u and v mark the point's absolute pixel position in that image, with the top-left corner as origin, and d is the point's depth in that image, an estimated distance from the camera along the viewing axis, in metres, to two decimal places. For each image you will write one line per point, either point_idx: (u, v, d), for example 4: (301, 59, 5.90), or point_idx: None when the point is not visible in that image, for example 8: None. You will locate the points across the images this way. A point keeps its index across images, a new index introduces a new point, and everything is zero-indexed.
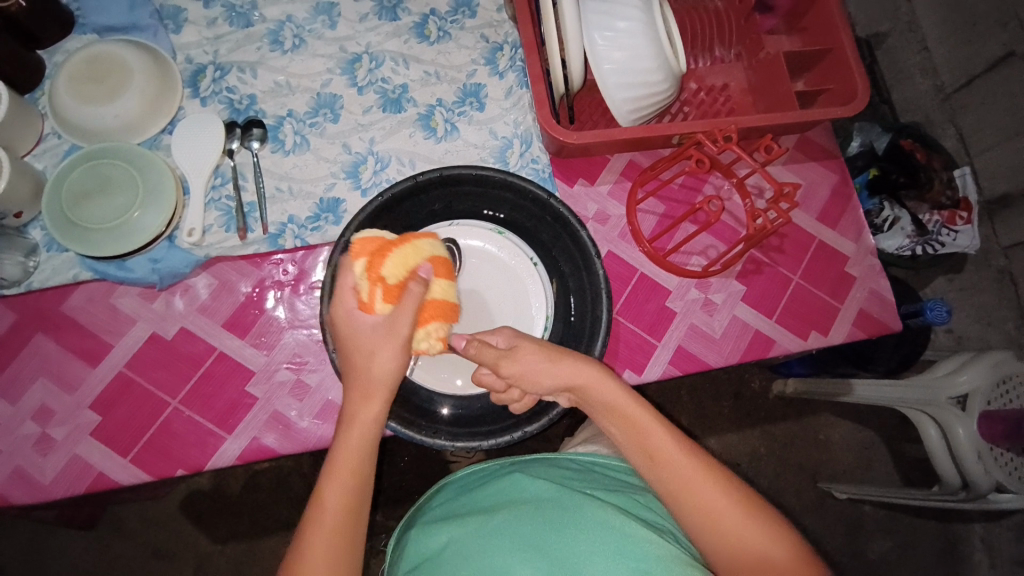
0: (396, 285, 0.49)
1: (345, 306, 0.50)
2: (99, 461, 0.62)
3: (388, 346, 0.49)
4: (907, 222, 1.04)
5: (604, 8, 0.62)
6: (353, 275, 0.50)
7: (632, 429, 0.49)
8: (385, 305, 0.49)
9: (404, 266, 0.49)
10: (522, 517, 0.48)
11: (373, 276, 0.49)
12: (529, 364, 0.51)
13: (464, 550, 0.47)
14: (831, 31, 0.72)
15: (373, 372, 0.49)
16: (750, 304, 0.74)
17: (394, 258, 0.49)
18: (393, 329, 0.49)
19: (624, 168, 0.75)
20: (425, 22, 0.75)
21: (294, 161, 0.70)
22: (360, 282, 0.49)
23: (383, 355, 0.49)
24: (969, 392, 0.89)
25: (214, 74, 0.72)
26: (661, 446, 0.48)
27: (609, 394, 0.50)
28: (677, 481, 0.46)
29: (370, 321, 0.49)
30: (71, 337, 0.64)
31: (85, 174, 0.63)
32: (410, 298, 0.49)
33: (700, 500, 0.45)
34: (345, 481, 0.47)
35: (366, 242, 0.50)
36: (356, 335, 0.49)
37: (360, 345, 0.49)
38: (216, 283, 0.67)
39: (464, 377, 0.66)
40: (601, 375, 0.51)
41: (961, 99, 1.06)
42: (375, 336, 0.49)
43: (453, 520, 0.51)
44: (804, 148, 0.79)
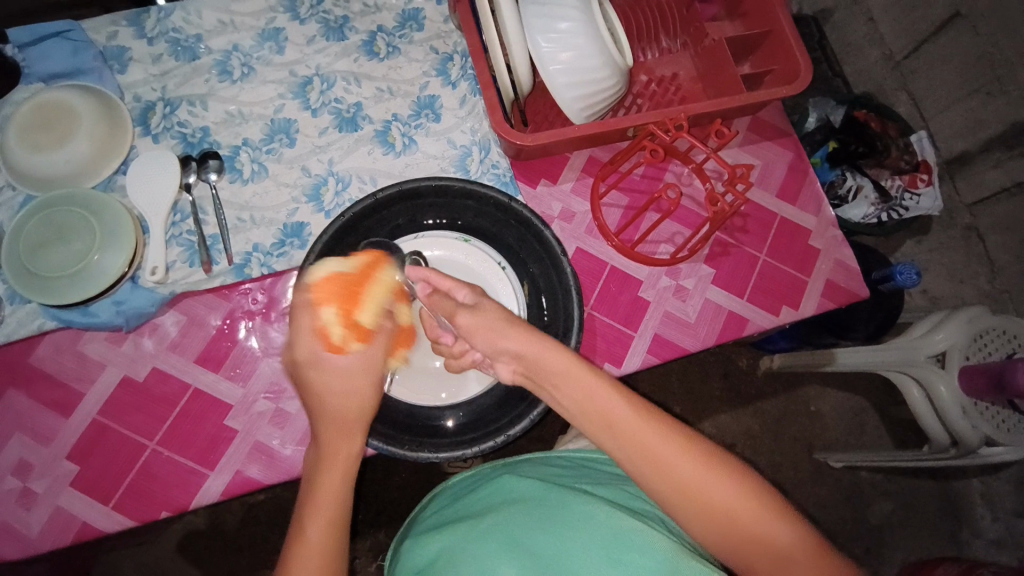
0: (370, 328, 0.52)
1: (310, 348, 0.51)
2: (81, 512, 0.60)
3: (365, 379, 0.51)
4: (870, 190, 1.07)
5: (544, 10, 0.62)
6: (323, 319, 0.51)
7: (599, 414, 0.47)
8: (357, 344, 0.51)
9: (374, 307, 0.53)
10: (510, 518, 0.48)
11: (349, 321, 0.51)
12: (483, 330, 0.50)
13: (453, 554, 0.48)
14: (770, 12, 0.74)
15: (348, 407, 0.50)
16: (720, 286, 0.75)
17: (369, 305, 0.53)
18: (368, 367, 0.52)
19: (585, 165, 0.76)
20: (373, 39, 0.76)
21: (254, 189, 0.70)
22: (331, 327, 0.51)
23: (360, 388, 0.51)
24: (947, 349, 0.91)
25: (163, 109, 0.71)
26: (628, 425, 0.46)
27: (565, 367, 0.49)
28: (652, 460, 0.45)
29: (343, 361, 0.51)
30: (42, 388, 0.63)
31: (41, 223, 0.62)
32: (382, 336, 0.53)
33: (676, 475, 0.45)
34: (327, 504, 0.46)
35: (331, 284, 0.52)
36: (325, 374, 0.50)
37: (333, 378, 0.50)
38: (185, 319, 0.66)
39: (449, 390, 0.64)
40: (554, 346, 0.49)
41: (910, 65, 1.09)
42: (351, 374, 0.51)
43: (443, 528, 0.52)
44: (756, 129, 0.81)
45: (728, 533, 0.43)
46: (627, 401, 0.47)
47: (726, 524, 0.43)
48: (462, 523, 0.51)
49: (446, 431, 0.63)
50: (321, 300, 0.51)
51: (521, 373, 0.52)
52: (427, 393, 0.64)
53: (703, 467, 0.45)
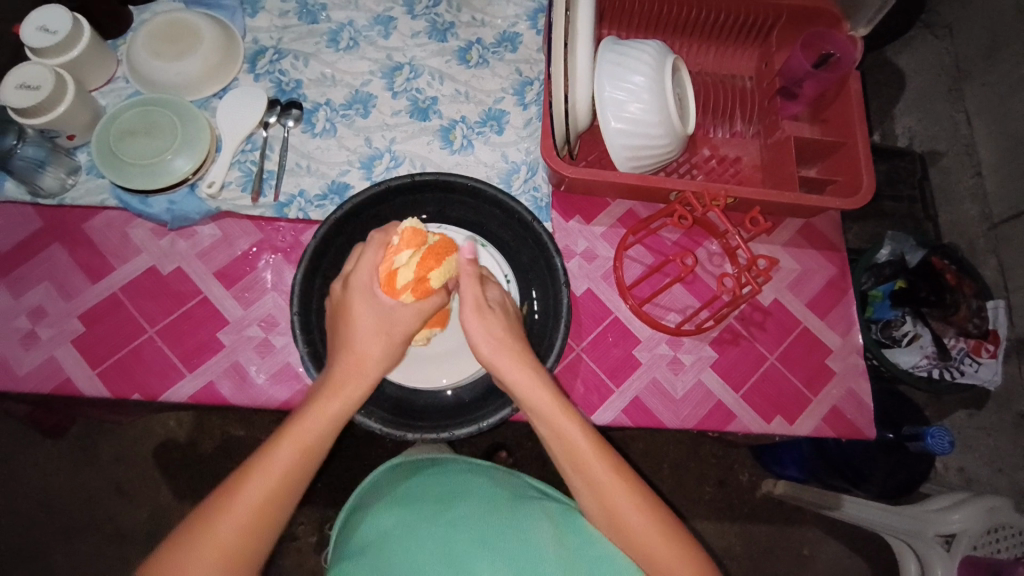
0: (431, 288, 0.56)
1: (369, 279, 0.54)
2: (69, 367, 0.66)
3: (382, 341, 0.53)
4: (927, 341, 1.00)
5: (620, 60, 0.66)
6: (395, 258, 0.56)
7: (569, 450, 0.51)
8: (410, 297, 0.55)
9: (444, 274, 0.57)
10: (481, 514, 0.55)
11: (419, 273, 0.55)
12: (476, 330, 0.54)
13: (415, 536, 0.53)
14: (850, 125, 0.73)
15: (366, 357, 0.52)
16: (718, 373, 0.73)
17: (440, 268, 0.57)
18: (405, 319, 0.54)
19: (623, 215, 0.77)
20: (468, 49, 0.82)
21: (319, 143, 0.77)
22: (402, 269, 0.55)
23: (371, 347, 0.53)
24: (957, 532, 0.87)
25: (272, 57, 0.80)
26: (598, 476, 0.50)
27: (538, 405, 0.52)
28: (617, 522, 0.50)
29: (391, 302, 0.54)
30: (83, 252, 0.71)
31: (135, 115, 0.70)
32: (431, 304, 0.55)
33: (630, 534, 0.49)
34: (296, 451, 0.48)
35: (416, 235, 0.58)
36: (366, 313, 0.53)
37: (376, 337, 0.53)
38: (220, 235, 0.73)
39: (450, 377, 0.65)
40: (542, 389, 0.52)
41: (1006, 231, 1.05)
42: (380, 320, 0.53)
43: (407, 506, 0.57)
44: (806, 234, 0.79)
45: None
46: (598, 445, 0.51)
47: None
48: (432, 504, 0.57)
49: (395, 407, 0.63)
50: (403, 242, 0.57)
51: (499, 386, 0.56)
52: (395, 369, 0.64)
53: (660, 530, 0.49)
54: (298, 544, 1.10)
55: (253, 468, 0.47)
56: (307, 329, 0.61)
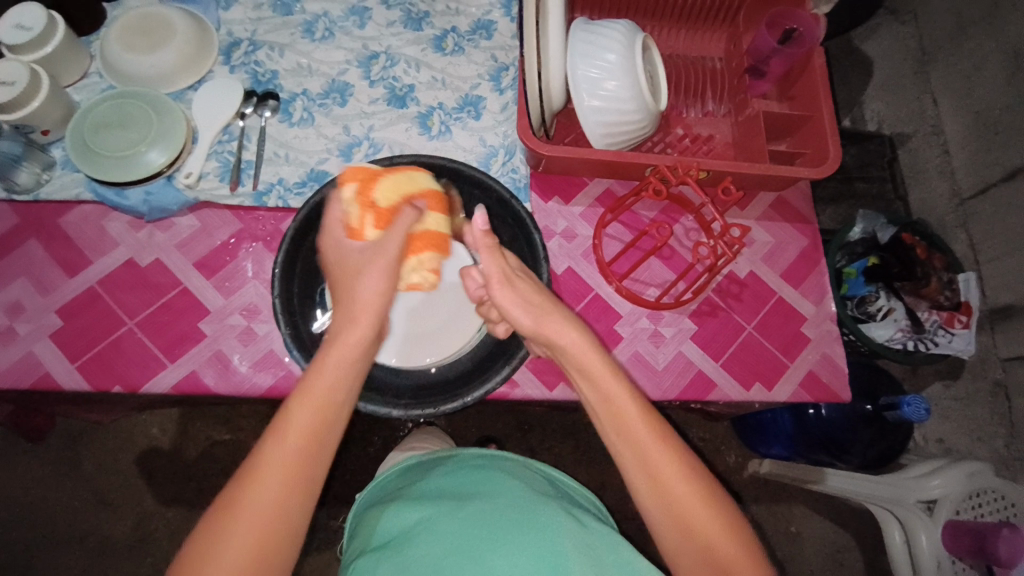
0: (385, 208, 0.56)
1: (334, 236, 0.54)
2: (49, 362, 0.66)
3: (372, 266, 0.50)
4: (901, 315, 1.04)
5: (591, 39, 0.68)
6: (345, 207, 0.56)
7: (604, 399, 0.51)
8: (374, 230, 0.54)
9: (393, 193, 0.58)
10: (493, 509, 0.52)
11: (364, 200, 0.56)
12: (512, 308, 0.54)
13: (435, 529, 0.51)
14: (816, 99, 0.75)
15: (367, 297, 0.49)
16: (698, 344, 0.74)
17: (386, 184, 0.58)
18: (373, 252, 0.51)
19: (600, 195, 0.79)
20: (444, 37, 0.83)
21: (297, 132, 0.77)
22: (351, 210, 0.55)
23: (367, 276, 0.49)
24: (938, 497, 0.92)
25: (247, 48, 0.80)
26: (628, 419, 0.50)
27: (577, 351, 0.53)
28: (646, 467, 0.49)
29: (358, 245, 0.53)
30: (59, 247, 0.70)
31: (110, 108, 0.70)
32: (401, 220, 0.52)
33: (661, 485, 0.49)
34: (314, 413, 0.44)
35: (359, 172, 0.59)
36: (338, 255, 0.53)
37: (360, 283, 0.49)
38: (198, 225, 0.72)
39: (433, 356, 0.65)
40: (582, 339, 0.53)
41: (974, 206, 1.09)
42: (362, 257, 0.51)
43: (425, 503, 0.55)
44: (779, 208, 0.81)
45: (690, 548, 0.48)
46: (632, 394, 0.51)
47: (686, 534, 0.48)
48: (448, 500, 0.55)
49: (382, 387, 0.63)
50: (345, 180, 0.58)
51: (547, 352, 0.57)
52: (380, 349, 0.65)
53: (687, 482, 0.49)
54: None
55: (267, 439, 0.43)
56: (289, 311, 0.62)
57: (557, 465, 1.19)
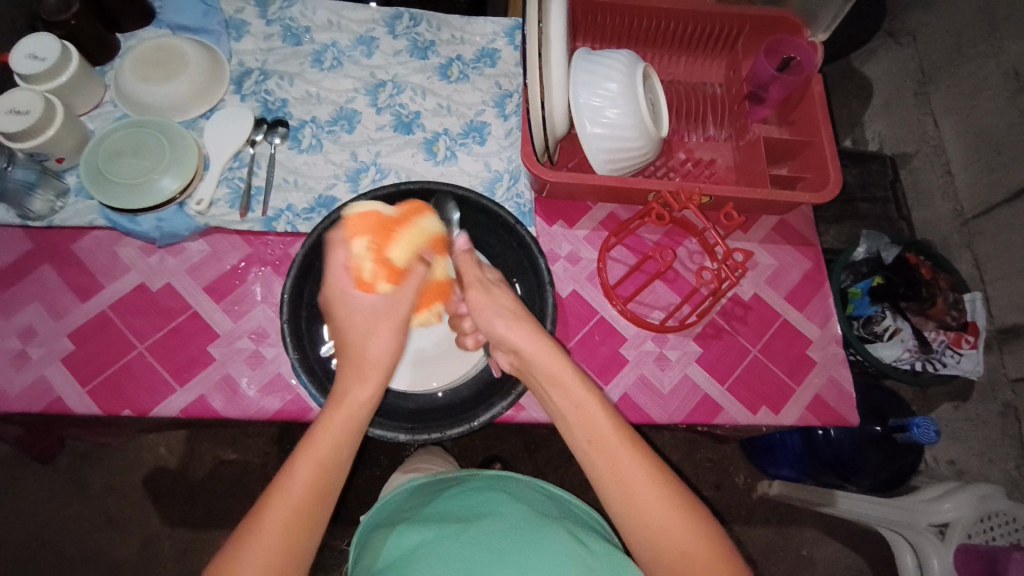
0: (401, 267, 0.59)
1: (342, 283, 0.57)
2: (59, 386, 0.66)
3: (384, 325, 0.56)
4: (908, 335, 1.04)
5: (593, 69, 0.69)
6: (354, 253, 0.58)
7: (580, 413, 0.53)
8: (386, 286, 0.57)
9: (404, 245, 0.60)
10: (495, 531, 0.52)
11: (379, 259, 0.58)
12: (488, 318, 0.58)
13: (431, 552, 0.51)
14: (815, 125, 0.77)
15: (370, 353, 0.54)
16: (704, 367, 0.74)
17: (401, 244, 0.60)
18: (387, 309, 0.57)
19: (604, 219, 0.80)
20: (449, 65, 0.85)
21: (305, 159, 0.78)
22: (364, 262, 0.58)
23: (379, 337, 0.55)
24: (950, 521, 0.91)
25: (257, 77, 0.82)
26: (607, 440, 0.51)
27: (545, 362, 0.55)
28: (625, 492, 0.48)
29: (371, 299, 0.56)
30: (72, 271, 0.71)
31: (124, 137, 0.71)
32: (408, 283, 0.58)
33: (643, 511, 0.48)
34: (321, 458, 0.47)
35: (366, 219, 0.60)
36: (353, 309, 0.56)
37: (372, 338, 0.55)
38: (208, 250, 0.74)
39: (440, 380, 0.67)
40: (551, 349, 0.55)
41: (978, 226, 1.09)
42: (375, 313, 0.56)
43: (424, 527, 0.55)
44: (781, 231, 0.82)
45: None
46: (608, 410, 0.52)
47: (670, 554, 0.47)
48: (447, 523, 0.54)
49: (389, 413, 0.63)
50: (353, 232, 0.59)
51: (513, 365, 0.59)
52: None
53: (666, 498, 0.48)
54: None
55: (275, 490, 0.45)
56: (297, 336, 0.62)
57: (564, 486, 1.18)
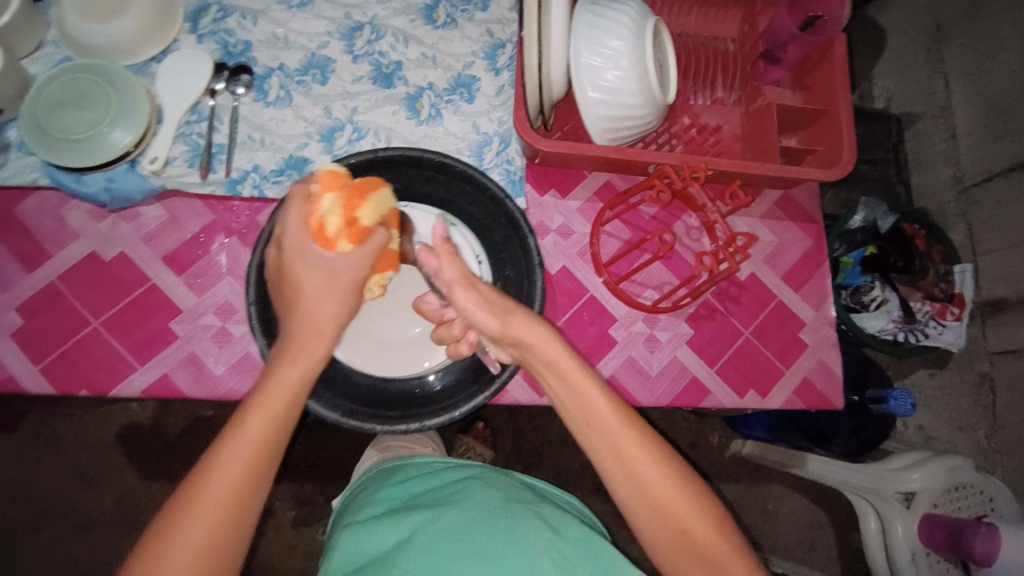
0: (366, 228, 0.50)
1: (299, 237, 0.48)
2: (10, 363, 0.62)
3: (334, 290, 0.48)
4: (894, 306, 1.03)
5: (596, 23, 0.61)
6: (319, 206, 0.48)
7: (574, 397, 0.50)
8: (348, 244, 0.49)
9: (375, 210, 0.51)
10: (462, 516, 0.50)
11: (346, 214, 0.49)
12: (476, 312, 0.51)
13: (414, 547, 0.49)
14: (833, 92, 0.71)
15: (324, 318, 0.48)
16: (693, 349, 0.72)
17: (370, 202, 0.50)
18: (349, 269, 0.49)
19: (600, 188, 0.74)
20: (435, 7, 0.76)
21: (273, 114, 0.71)
22: (327, 217, 0.48)
23: (327, 299, 0.48)
24: (918, 491, 0.92)
25: (216, 14, 0.72)
26: (605, 420, 0.49)
27: (545, 349, 0.50)
28: (614, 450, 0.48)
29: (331, 257, 0.48)
30: (14, 237, 0.65)
31: (64, 85, 0.63)
32: (374, 242, 0.50)
33: (633, 470, 0.48)
34: (265, 423, 0.44)
35: (336, 177, 0.50)
36: (308, 269, 0.48)
37: (322, 295, 0.48)
38: (166, 216, 0.67)
39: (430, 360, 0.63)
40: (548, 337, 0.49)
41: (977, 194, 1.05)
42: (331, 271, 0.48)
43: (403, 517, 0.53)
44: (784, 207, 0.77)
45: (677, 542, 0.47)
46: (604, 392, 0.49)
47: (671, 529, 0.47)
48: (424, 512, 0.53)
49: (367, 400, 0.61)
50: (322, 187, 0.49)
51: (515, 355, 0.54)
52: (363, 359, 0.62)
53: (667, 476, 0.48)
54: (277, 520, 1.10)
55: (216, 450, 0.42)
56: (264, 320, 0.57)
57: (544, 445, 1.19)
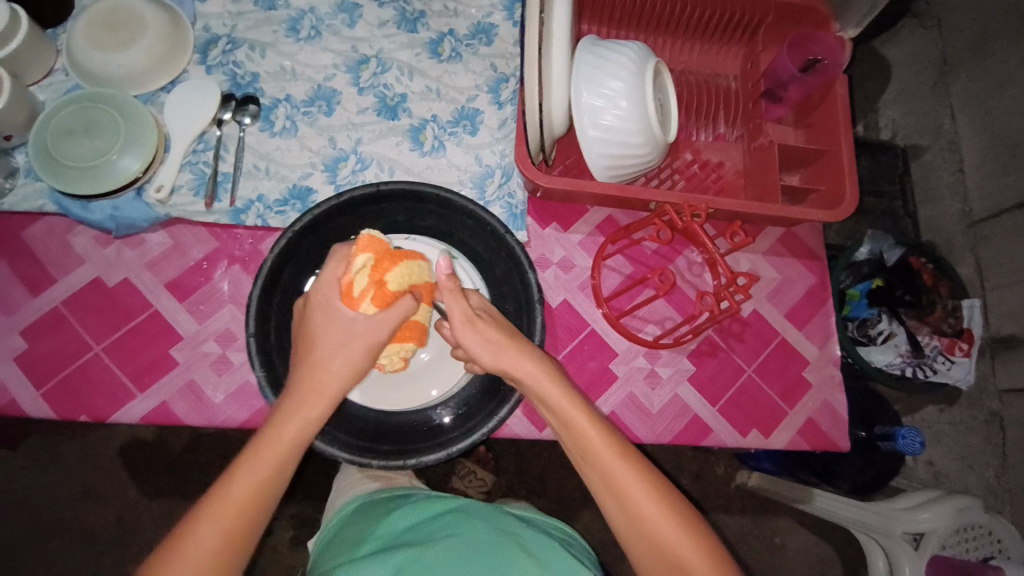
0: (392, 293, 0.51)
1: (327, 295, 0.50)
2: (9, 388, 0.62)
3: (355, 348, 0.49)
4: (902, 340, 1.00)
5: (598, 64, 0.62)
6: (353, 267, 0.51)
7: (571, 432, 0.50)
8: (371, 306, 0.50)
9: (404, 279, 0.53)
10: (449, 546, 0.50)
11: (375, 277, 0.51)
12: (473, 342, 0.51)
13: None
14: (835, 131, 0.71)
15: (328, 378, 0.49)
16: (695, 386, 0.71)
17: (399, 270, 0.52)
18: (370, 331, 0.49)
19: (601, 223, 0.74)
20: (440, 41, 0.77)
21: (279, 143, 0.72)
22: (357, 278, 0.51)
23: (338, 363, 0.49)
24: (926, 531, 0.89)
25: (225, 46, 0.73)
26: (599, 451, 0.49)
27: (536, 383, 0.51)
28: (605, 479, 0.48)
29: (352, 315, 0.49)
30: (21, 262, 0.65)
31: (74, 114, 0.64)
32: (398, 310, 0.50)
33: (631, 503, 0.47)
34: (262, 472, 0.46)
35: (374, 243, 0.53)
36: (329, 330, 0.49)
37: (333, 360, 0.49)
38: (170, 244, 0.68)
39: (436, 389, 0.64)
40: (542, 373, 0.51)
41: (984, 229, 1.04)
42: (351, 330, 0.49)
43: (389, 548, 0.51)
44: (788, 243, 0.77)
45: None
46: (599, 426, 0.50)
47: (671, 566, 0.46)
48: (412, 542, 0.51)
49: (365, 433, 0.60)
50: (360, 249, 0.52)
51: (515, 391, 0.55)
52: (361, 391, 0.62)
53: (664, 510, 0.47)
54: (273, 544, 1.08)
55: (210, 504, 0.44)
56: (265, 352, 0.57)
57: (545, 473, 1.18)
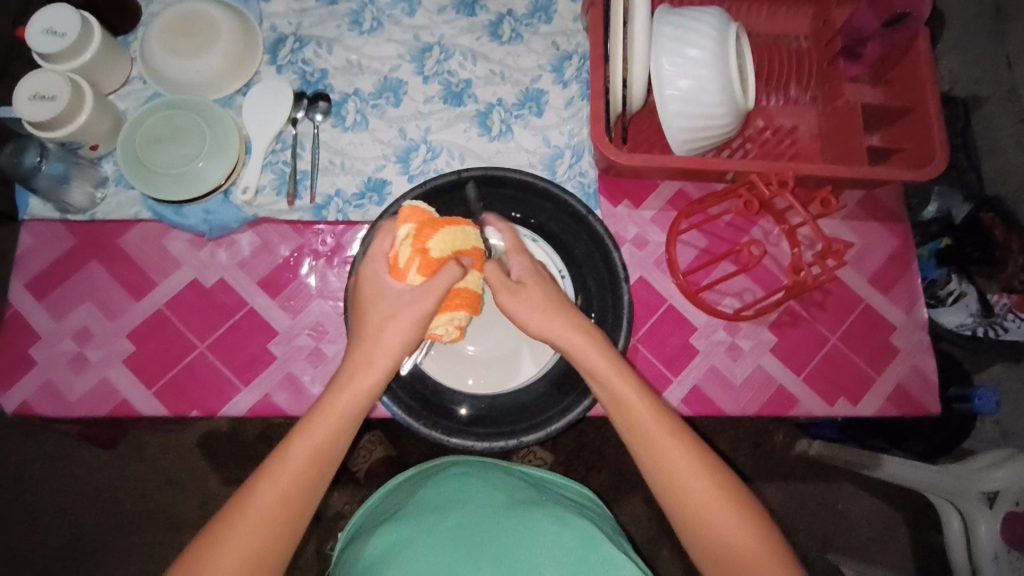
0: (436, 260, 0.51)
1: (376, 265, 0.52)
2: (124, 388, 0.66)
3: (405, 312, 0.50)
4: (973, 300, 0.92)
5: (677, 33, 0.61)
6: (398, 238, 0.53)
7: (617, 403, 0.50)
8: (417, 276, 0.51)
9: (447, 244, 0.52)
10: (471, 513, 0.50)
11: (418, 245, 0.51)
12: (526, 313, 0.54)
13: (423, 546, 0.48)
14: (919, 87, 0.68)
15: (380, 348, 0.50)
16: (778, 357, 0.71)
17: (442, 236, 0.52)
18: (410, 301, 0.50)
19: (673, 197, 0.74)
20: (500, 22, 0.76)
21: (351, 138, 0.73)
22: (401, 248, 0.52)
23: (399, 321, 0.50)
24: (1001, 489, 0.79)
25: (293, 45, 0.75)
26: (645, 423, 0.48)
27: (593, 362, 0.52)
28: (648, 448, 0.48)
29: (399, 286, 0.51)
30: (121, 269, 0.69)
31: (160, 121, 0.66)
32: (442, 277, 0.50)
33: (674, 474, 0.47)
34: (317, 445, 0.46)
35: (417, 213, 0.53)
36: (382, 296, 0.51)
37: (383, 327, 0.50)
38: (259, 242, 0.70)
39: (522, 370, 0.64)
40: (597, 346, 0.52)
41: None
42: (398, 301, 0.51)
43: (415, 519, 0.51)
44: (868, 207, 0.75)
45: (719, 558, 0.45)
46: (647, 398, 0.50)
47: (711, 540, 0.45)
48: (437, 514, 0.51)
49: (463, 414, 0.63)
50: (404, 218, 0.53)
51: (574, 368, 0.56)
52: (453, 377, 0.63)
53: (706, 482, 0.46)
54: None
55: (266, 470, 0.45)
56: None
57: None
